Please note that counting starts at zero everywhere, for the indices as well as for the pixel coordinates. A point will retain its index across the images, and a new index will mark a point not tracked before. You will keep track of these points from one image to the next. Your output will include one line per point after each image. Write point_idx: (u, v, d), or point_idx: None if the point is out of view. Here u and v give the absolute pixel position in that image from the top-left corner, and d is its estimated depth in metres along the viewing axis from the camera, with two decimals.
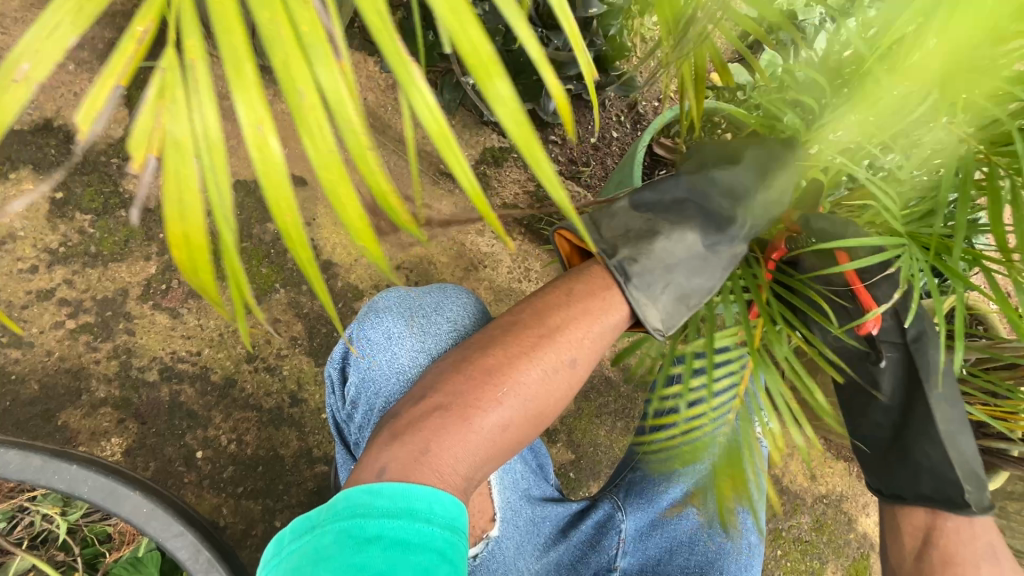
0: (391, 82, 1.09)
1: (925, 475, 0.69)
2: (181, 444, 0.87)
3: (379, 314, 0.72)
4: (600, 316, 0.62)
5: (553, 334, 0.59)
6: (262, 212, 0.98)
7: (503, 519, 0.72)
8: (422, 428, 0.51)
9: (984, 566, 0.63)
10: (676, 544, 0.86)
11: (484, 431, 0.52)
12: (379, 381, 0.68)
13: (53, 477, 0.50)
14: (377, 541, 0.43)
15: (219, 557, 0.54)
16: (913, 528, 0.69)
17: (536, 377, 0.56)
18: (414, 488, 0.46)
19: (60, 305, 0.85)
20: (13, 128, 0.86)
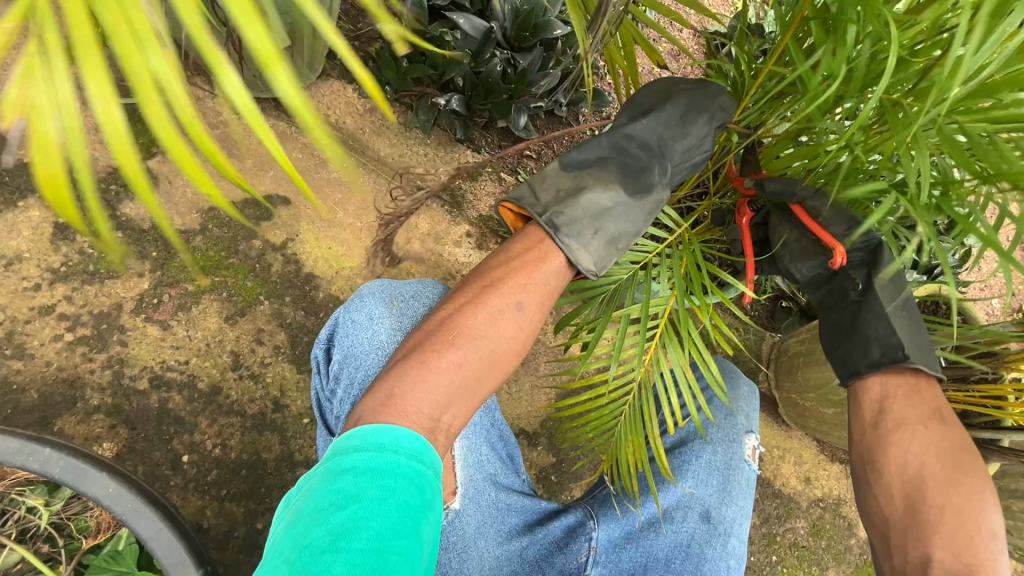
0: (369, 107, 1.18)
1: (871, 344, 0.71)
2: (168, 448, 0.92)
3: (363, 297, 0.78)
4: (538, 263, 0.66)
5: (495, 284, 0.62)
6: (248, 230, 1.05)
7: (464, 494, 0.77)
8: (383, 379, 0.55)
9: (933, 423, 0.63)
10: (652, 561, 0.84)
11: (443, 368, 0.56)
12: (360, 355, 0.73)
13: (28, 459, 0.55)
14: (349, 471, 0.48)
15: (180, 535, 0.58)
16: (869, 401, 0.69)
17: (483, 320, 0.59)
18: (387, 428, 0.50)
19: (59, 320, 0.92)
20: (24, 161, 0.95)
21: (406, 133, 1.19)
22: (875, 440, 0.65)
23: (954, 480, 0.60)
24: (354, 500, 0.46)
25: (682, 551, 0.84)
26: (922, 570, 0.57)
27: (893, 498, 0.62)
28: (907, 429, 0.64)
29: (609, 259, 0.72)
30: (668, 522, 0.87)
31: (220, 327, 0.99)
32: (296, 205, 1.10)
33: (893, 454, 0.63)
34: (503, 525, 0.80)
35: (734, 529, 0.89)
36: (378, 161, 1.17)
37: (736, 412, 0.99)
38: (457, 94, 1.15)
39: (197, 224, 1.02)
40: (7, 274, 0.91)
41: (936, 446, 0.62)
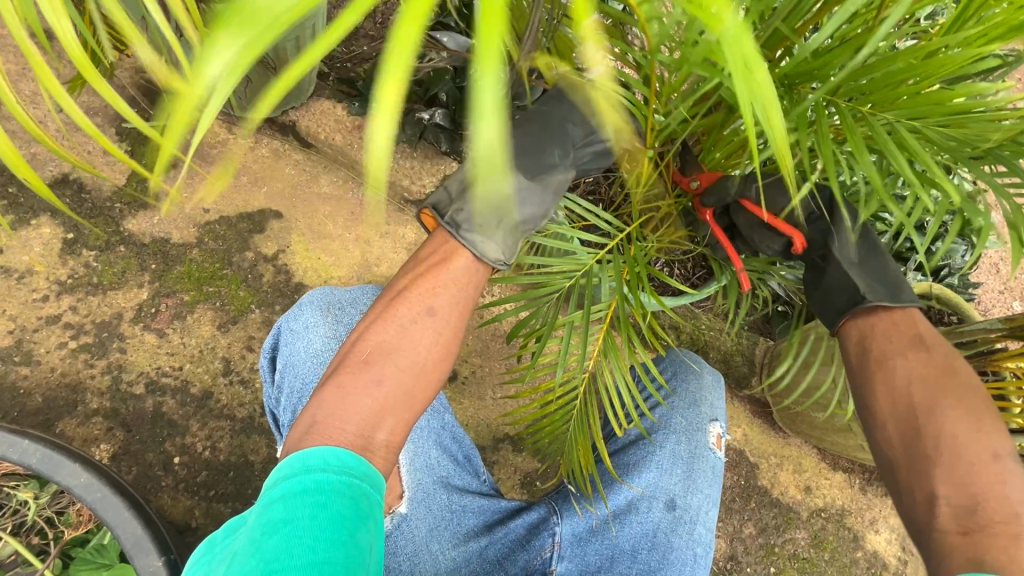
0: (358, 124, 1.22)
1: (838, 292, 0.75)
2: (161, 450, 0.97)
3: (300, 307, 0.85)
4: (442, 265, 0.69)
5: (401, 294, 0.67)
6: (241, 242, 1.10)
7: (411, 498, 0.82)
8: (307, 409, 0.60)
9: (914, 353, 0.67)
10: (618, 552, 0.85)
11: (362, 390, 0.60)
12: (298, 363, 0.81)
13: (8, 449, 0.59)
14: (279, 498, 0.53)
15: (146, 524, 0.61)
16: (851, 345, 0.73)
17: (391, 332, 0.64)
18: (311, 451, 0.55)
19: (64, 328, 0.99)
20: (38, 184, 1.03)
21: (392, 147, 1.23)
22: (863, 382, 0.69)
23: (941, 407, 0.63)
24: (285, 523, 0.51)
25: (648, 541, 0.86)
26: (928, 506, 0.60)
27: (891, 439, 0.65)
28: (888, 365, 0.67)
29: (519, 249, 0.74)
30: (633, 513, 0.88)
31: (212, 334, 1.04)
32: (287, 218, 1.14)
33: (882, 390, 0.67)
34: (459, 527, 0.84)
35: (699, 517, 0.90)
36: (365, 175, 1.21)
37: (701, 401, 0.99)
38: (441, 108, 1.18)
39: (193, 238, 1.08)
40: (20, 286, 0.99)
41: (920, 374, 0.65)
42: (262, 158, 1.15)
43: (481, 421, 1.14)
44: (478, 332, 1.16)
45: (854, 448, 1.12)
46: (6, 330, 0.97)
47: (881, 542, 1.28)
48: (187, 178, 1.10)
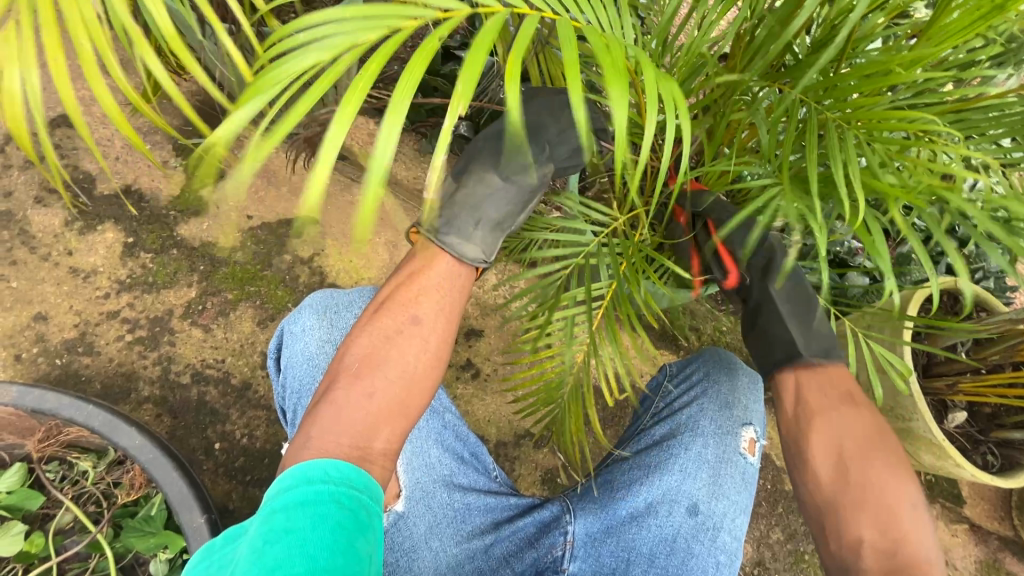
0: (389, 137, 1.32)
1: (777, 347, 0.84)
2: (203, 436, 1.04)
3: (300, 308, 0.90)
4: (424, 274, 0.74)
5: (385, 307, 0.70)
6: (280, 246, 1.19)
7: (409, 497, 0.84)
8: (302, 428, 0.62)
9: (846, 407, 0.76)
10: (634, 555, 0.84)
11: (353, 403, 0.62)
12: (296, 365, 0.85)
13: (76, 412, 0.67)
14: (280, 509, 0.53)
15: (192, 486, 0.67)
16: (789, 395, 0.81)
17: (381, 344, 0.67)
18: (311, 464, 0.56)
19: (122, 323, 1.08)
20: (105, 194, 1.15)
21: (420, 158, 1.31)
22: (800, 428, 0.78)
23: (868, 459, 0.73)
24: (287, 533, 0.50)
25: (666, 546, 0.84)
26: (853, 547, 0.70)
27: (822, 483, 0.74)
28: (828, 415, 0.76)
29: (496, 245, 0.80)
30: (652, 516, 0.86)
31: (253, 330, 1.12)
32: (322, 224, 1.22)
33: (817, 440, 0.75)
34: (464, 525, 0.85)
35: (723, 524, 0.87)
36: (396, 183, 1.29)
37: (734, 402, 0.96)
38: (466, 121, 1.25)
39: (238, 242, 1.17)
40: (85, 284, 1.10)
41: (853, 427, 0.75)
42: (302, 169, 1.25)
43: (503, 418, 1.16)
44: (501, 331, 1.20)
45: None
46: (72, 323, 1.07)
47: None
48: (233, 188, 1.21)
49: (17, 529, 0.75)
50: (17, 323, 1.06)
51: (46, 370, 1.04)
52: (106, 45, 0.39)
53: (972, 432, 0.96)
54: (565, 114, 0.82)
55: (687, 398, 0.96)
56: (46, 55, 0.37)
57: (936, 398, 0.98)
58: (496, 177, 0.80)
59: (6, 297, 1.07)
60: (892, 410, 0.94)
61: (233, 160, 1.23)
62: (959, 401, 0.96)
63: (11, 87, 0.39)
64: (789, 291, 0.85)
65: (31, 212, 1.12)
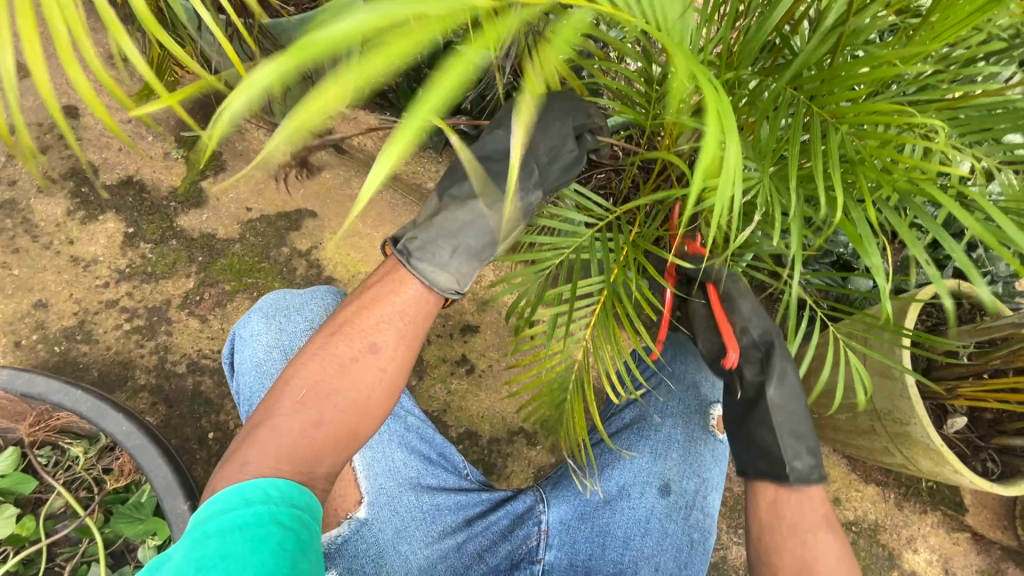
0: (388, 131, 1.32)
1: (761, 456, 0.77)
2: (197, 425, 1.05)
3: (250, 314, 0.86)
4: (391, 299, 0.69)
5: (339, 329, 0.66)
6: (278, 238, 1.19)
7: (372, 503, 0.79)
8: (240, 447, 0.58)
9: (824, 529, 0.71)
10: (609, 539, 0.85)
11: (296, 430, 0.59)
12: (245, 372, 0.82)
13: (62, 396, 0.68)
14: (214, 536, 0.50)
15: (175, 470, 0.67)
16: (764, 507, 0.75)
17: (331, 369, 0.63)
18: (248, 483, 0.54)
19: (121, 312, 1.10)
20: (107, 184, 1.16)
21: (420, 152, 1.31)
22: (774, 538, 0.71)
23: None
24: (222, 559, 0.48)
25: (640, 527, 0.85)
26: None
27: None
28: (802, 535, 0.70)
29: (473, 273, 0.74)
30: (625, 499, 0.87)
31: None
32: (321, 217, 1.23)
33: (792, 552, 0.69)
34: (434, 525, 0.83)
35: (697, 502, 0.87)
36: (395, 178, 1.29)
37: (701, 381, 0.95)
38: (465, 116, 1.26)
39: (236, 234, 1.18)
40: (86, 273, 1.11)
41: (826, 551, 0.69)
42: (302, 163, 1.26)
43: (496, 414, 1.16)
44: (497, 327, 1.20)
45: (879, 452, 1.01)
46: (72, 311, 1.08)
47: (920, 562, 1.22)
48: (233, 180, 1.22)
49: (9, 512, 0.77)
50: (18, 311, 1.07)
51: (45, 357, 1.05)
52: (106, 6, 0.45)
53: (972, 438, 0.94)
54: (552, 128, 0.80)
55: (655, 381, 0.95)
56: (20, 41, 0.33)
57: (935, 402, 0.96)
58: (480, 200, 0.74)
59: (8, 284, 1.09)
60: (889, 414, 0.92)
61: (233, 152, 1.24)
62: (959, 406, 0.94)
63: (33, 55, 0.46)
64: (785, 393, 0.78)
65: (33, 201, 1.14)
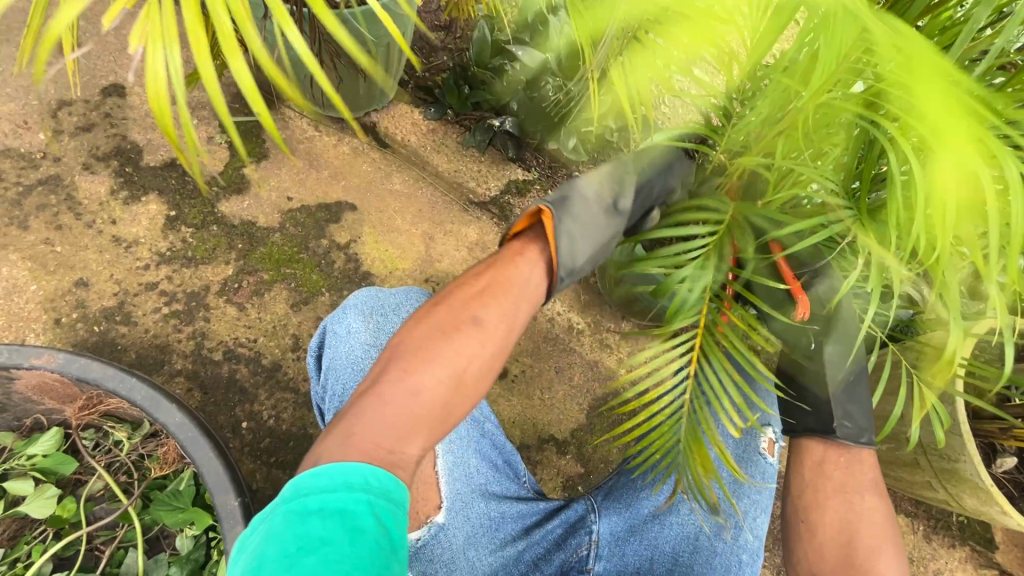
0: (432, 127, 1.31)
1: (811, 413, 0.77)
2: (231, 414, 1.04)
3: (345, 309, 0.84)
4: (500, 265, 0.66)
5: (451, 306, 0.62)
6: (318, 230, 1.19)
7: (450, 508, 0.77)
8: (345, 418, 0.52)
9: (871, 496, 0.72)
10: (657, 554, 0.84)
11: (401, 400, 0.53)
12: (337, 368, 0.78)
13: (116, 384, 0.67)
14: (317, 513, 0.44)
15: (224, 465, 0.67)
16: (807, 464, 0.76)
17: (440, 342, 0.58)
18: (352, 466, 0.47)
19: (160, 295, 1.09)
20: (151, 165, 1.16)
21: (462, 151, 1.30)
22: (814, 500, 0.72)
23: (879, 547, 0.69)
24: (323, 544, 0.42)
25: (688, 544, 0.84)
26: None
27: (828, 553, 0.70)
28: (847, 498, 0.72)
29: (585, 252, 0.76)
30: (673, 514, 0.85)
31: (285, 312, 1.12)
32: (361, 211, 1.22)
33: (833, 518, 0.71)
34: (498, 533, 0.81)
35: (746, 522, 0.84)
36: (436, 175, 1.28)
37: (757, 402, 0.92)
38: (511, 117, 1.26)
39: (277, 223, 1.18)
40: (126, 254, 1.11)
41: (871, 516, 0.71)
42: (343, 155, 1.26)
43: (529, 420, 1.15)
44: (533, 333, 1.19)
45: (921, 486, 0.99)
46: (112, 292, 1.08)
47: None
48: (275, 169, 1.21)
49: (50, 492, 0.77)
50: (59, 288, 1.07)
51: (84, 336, 1.05)
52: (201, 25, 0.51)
53: (1020, 479, 0.92)
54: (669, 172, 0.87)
55: None
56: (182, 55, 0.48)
57: (984, 440, 0.94)
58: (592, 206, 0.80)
59: (50, 261, 1.08)
60: (936, 449, 0.90)
61: (276, 140, 1.23)
62: (1010, 446, 0.91)
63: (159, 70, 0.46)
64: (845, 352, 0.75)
65: (78, 178, 1.13)
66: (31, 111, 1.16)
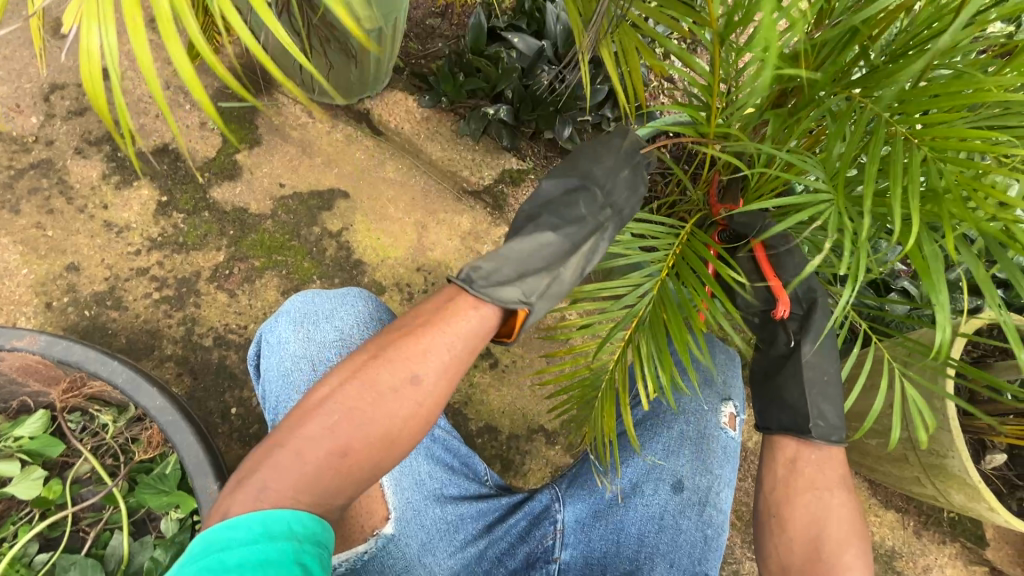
0: (426, 116, 1.30)
1: (785, 409, 0.75)
2: (220, 400, 1.04)
3: (275, 319, 0.83)
4: (445, 325, 0.62)
5: (382, 356, 0.59)
6: (310, 217, 1.18)
7: (399, 518, 0.75)
8: (256, 466, 0.52)
9: (840, 489, 0.69)
10: (624, 537, 0.83)
11: (319, 457, 0.53)
12: (270, 379, 0.78)
13: (99, 367, 0.68)
14: (235, 569, 0.45)
15: (206, 450, 0.67)
16: (780, 461, 0.73)
17: (363, 399, 0.56)
18: (275, 514, 0.49)
19: (151, 280, 1.09)
20: (143, 151, 1.16)
21: (456, 139, 1.30)
22: (783, 495, 0.70)
23: (847, 542, 0.67)
24: None
25: (654, 524, 0.84)
26: None
27: (792, 550, 0.68)
28: (817, 492, 0.69)
29: (541, 292, 0.69)
30: (638, 496, 0.85)
31: (276, 299, 1.12)
32: (354, 199, 1.21)
33: (801, 511, 0.68)
34: (457, 535, 0.81)
35: (709, 498, 0.85)
36: (429, 163, 1.28)
37: (711, 379, 0.93)
38: (506, 105, 1.24)
39: (268, 210, 1.17)
40: (118, 239, 1.11)
41: (842, 510, 0.68)
42: (336, 141, 1.25)
43: (518, 411, 1.15)
44: None
45: (909, 481, 0.98)
46: (103, 277, 1.08)
47: None
48: (268, 156, 1.21)
49: (37, 474, 0.76)
50: (50, 272, 1.07)
51: (75, 321, 1.05)
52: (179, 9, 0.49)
53: (1010, 476, 0.91)
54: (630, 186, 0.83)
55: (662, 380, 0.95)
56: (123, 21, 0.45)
57: (975, 436, 0.93)
58: (550, 233, 0.75)
59: (41, 245, 1.08)
60: (925, 444, 0.89)
61: (270, 126, 1.23)
62: (1001, 442, 0.90)
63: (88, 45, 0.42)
64: (824, 347, 0.77)
65: (69, 162, 1.13)
66: (23, 95, 1.16)
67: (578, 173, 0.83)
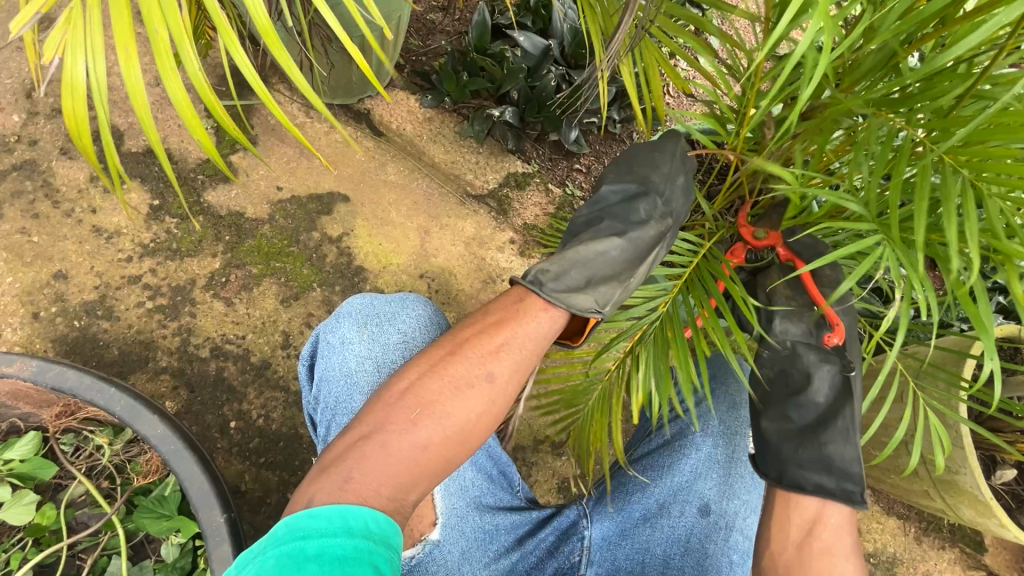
0: (429, 116, 1.26)
1: (826, 470, 0.76)
2: (219, 413, 1.01)
3: (339, 319, 0.80)
4: (515, 325, 0.65)
5: (460, 350, 0.61)
6: (309, 222, 1.14)
7: (445, 524, 0.74)
8: (342, 460, 0.52)
9: (854, 560, 0.70)
10: (649, 558, 0.83)
11: (405, 451, 0.54)
12: (330, 380, 0.75)
13: (95, 395, 0.64)
14: (314, 559, 0.44)
15: (211, 481, 0.64)
16: (797, 527, 0.73)
17: (446, 396, 0.58)
18: (354, 510, 0.48)
19: (143, 289, 1.05)
20: (133, 152, 1.11)
21: (460, 141, 1.26)
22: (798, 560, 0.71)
23: None
24: None
25: (680, 546, 0.83)
26: None
27: None
28: (830, 558, 0.70)
29: (610, 298, 0.73)
30: (665, 517, 0.85)
31: (275, 308, 1.08)
32: (354, 203, 1.17)
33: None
34: (492, 546, 0.79)
35: (736, 523, 0.84)
36: (431, 165, 1.24)
37: (741, 403, 0.93)
38: (511, 106, 1.20)
39: (265, 215, 1.13)
40: (108, 245, 1.06)
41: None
42: (335, 143, 1.21)
43: (524, 421, 1.13)
44: None
45: (917, 494, 0.98)
46: (93, 285, 1.04)
47: None
48: (264, 157, 1.16)
49: (29, 498, 0.73)
50: (37, 280, 1.02)
51: (64, 332, 1.01)
52: (180, 37, 0.45)
53: (1018, 491, 0.92)
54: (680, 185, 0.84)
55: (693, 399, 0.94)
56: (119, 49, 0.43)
57: (984, 451, 0.93)
58: (615, 238, 0.77)
59: (27, 252, 1.03)
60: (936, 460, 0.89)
61: (265, 126, 1.18)
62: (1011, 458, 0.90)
63: (76, 75, 0.44)
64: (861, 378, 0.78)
65: (55, 164, 1.08)
66: (3, 91, 1.10)
67: (630, 173, 0.85)
